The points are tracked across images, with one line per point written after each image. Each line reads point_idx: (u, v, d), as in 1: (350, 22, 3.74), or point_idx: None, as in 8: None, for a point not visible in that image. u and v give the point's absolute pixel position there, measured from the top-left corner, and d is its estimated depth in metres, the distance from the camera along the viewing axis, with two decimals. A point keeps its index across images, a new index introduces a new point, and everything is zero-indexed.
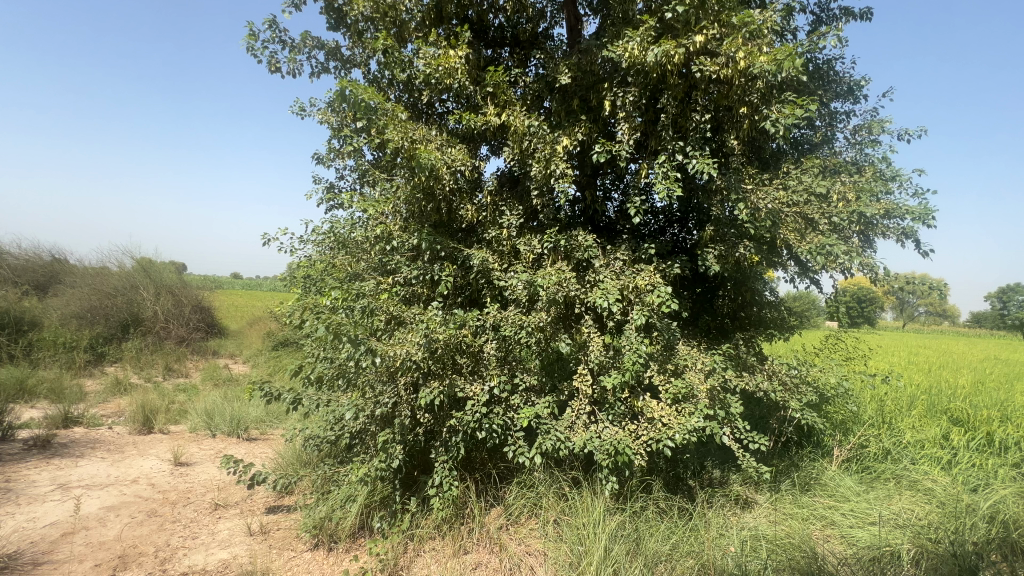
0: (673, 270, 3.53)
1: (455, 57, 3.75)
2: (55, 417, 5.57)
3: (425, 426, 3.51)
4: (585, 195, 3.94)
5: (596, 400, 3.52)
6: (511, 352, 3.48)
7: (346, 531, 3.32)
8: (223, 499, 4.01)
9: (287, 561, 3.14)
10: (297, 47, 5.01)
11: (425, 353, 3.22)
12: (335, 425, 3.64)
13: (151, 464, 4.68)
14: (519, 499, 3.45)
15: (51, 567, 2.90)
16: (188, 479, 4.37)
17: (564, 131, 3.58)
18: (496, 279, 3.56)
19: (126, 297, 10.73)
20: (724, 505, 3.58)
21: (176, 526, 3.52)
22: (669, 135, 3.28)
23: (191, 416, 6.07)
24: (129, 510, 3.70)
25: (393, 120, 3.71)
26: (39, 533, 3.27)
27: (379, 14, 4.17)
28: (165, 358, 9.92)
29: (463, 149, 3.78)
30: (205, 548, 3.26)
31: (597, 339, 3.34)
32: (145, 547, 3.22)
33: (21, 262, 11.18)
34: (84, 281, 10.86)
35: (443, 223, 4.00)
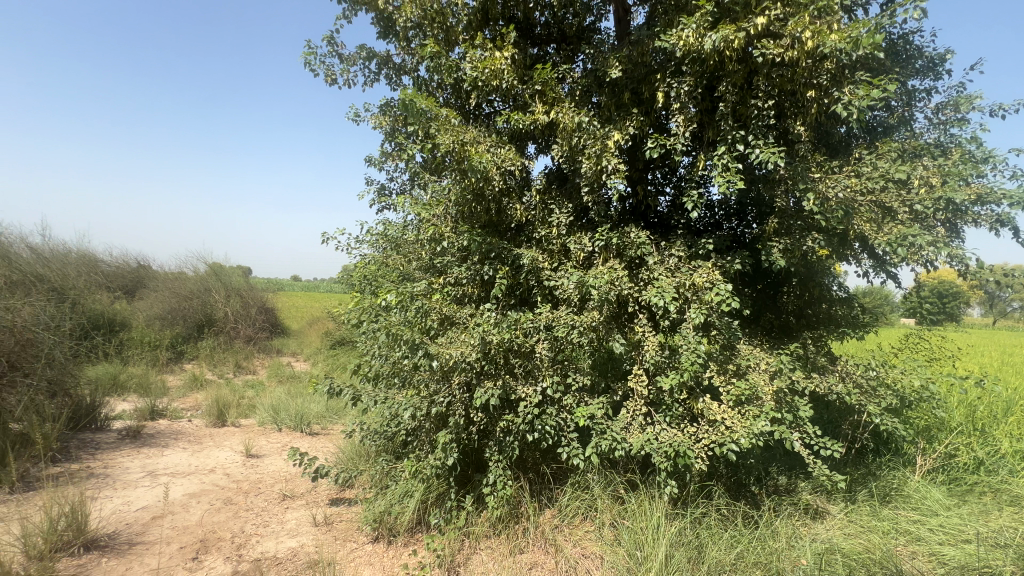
0: (733, 266, 3.37)
1: (502, 59, 3.73)
2: (143, 409, 6.11)
3: (479, 425, 3.54)
4: (637, 190, 3.82)
5: (651, 401, 3.43)
6: (563, 353, 3.44)
7: (404, 525, 3.40)
8: (290, 490, 4.23)
9: (349, 551, 3.27)
10: (351, 58, 5.20)
11: (479, 353, 3.23)
12: (391, 422, 3.73)
13: (225, 455, 5.03)
14: (574, 501, 3.40)
15: (144, 548, 3.18)
16: (259, 470, 4.66)
17: (615, 126, 3.50)
18: (547, 278, 3.54)
19: (201, 298, 11.65)
20: (792, 515, 3.36)
21: (248, 514, 3.75)
22: (727, 126, 3.14)
23: (260, 410, 6.48)
24: (208, 497, 3.99)
25: (445, 124, 3.73)
26: (133, 516, 3.59)
27: (427, 20, 4.25)
28: (235, 356, 10.65)
29: (512, 150, 3.75)
30: (276, 536, 3.45)
31: (653, 338, 3.24)
32: (223, 532, 3.46)
33: (113, 269, 12.32)
34: (165, 284, 11.88)
35: (493, 223, 4.03)
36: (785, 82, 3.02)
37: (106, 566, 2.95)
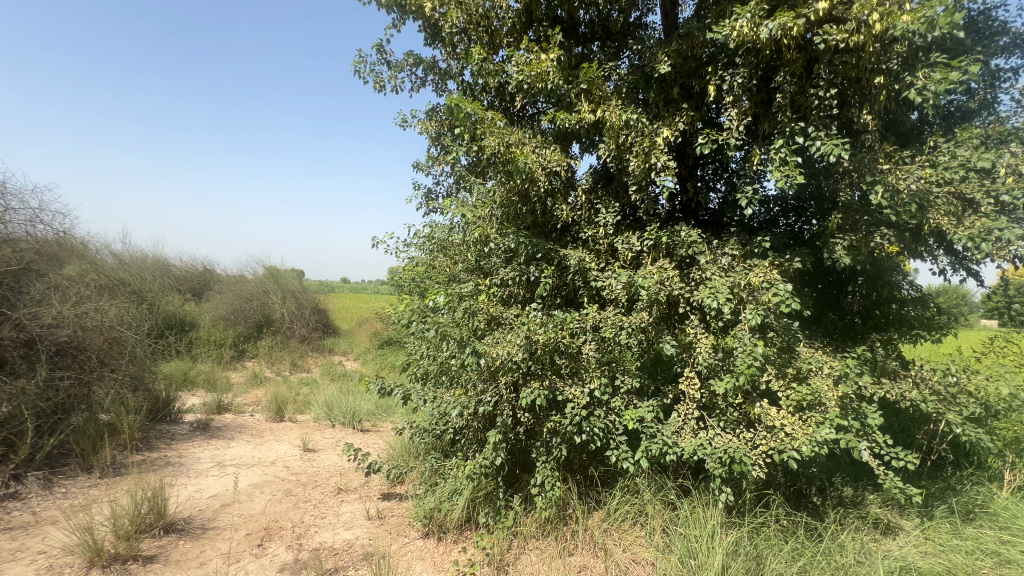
0: (792, 264, 3.21)
1: (547, 61, 3.73)
2: (211, 404, 6.55)
3: (526, 425, 3.55)
4: (687, 187, 3.72)
5: (704, 405, 3.32)
6: (611, 355, 3.40)
7: (454, 522, 3.46)
8: (345, 484, 4.41)
9: (402, 545, 3.37)
10: (399, 65, 5.36)
11: (525, 353, 3.23)
12: (440, 420, 3.81)
13: (285, 449, 5.30)
14: (623, 505, 3.34)
15: (215, 533, 3.40)
16: (316, 464, 4.88)
17: (664, 122, 3.42)
18: (593, 279, 3.50)
19: (260, 300, 12.37)
20: (860, 529, 3.16)
21: (307, 505, 3.94)
22: (785, 117, 2.99)
23: (315, 407, 6.79)
24: (271, 488, 4.22)
25: (490, 127, 3.76)
26: (205, 503, 3.85)
27: (472, 25, 4.31)
28: (291, 355, 11.21)
29: (557, 150, 3.73)
30: (333, 527, 3.60)
31: (705, 339, 3.13)
32: (284, 522, 3.65)
33: (183, 273, 13.28)
34: (228, 287, 12.68)
35: (538, 224, 4.03)
36: (849, 68, 2.85)
37: (182, 548, 3.18)
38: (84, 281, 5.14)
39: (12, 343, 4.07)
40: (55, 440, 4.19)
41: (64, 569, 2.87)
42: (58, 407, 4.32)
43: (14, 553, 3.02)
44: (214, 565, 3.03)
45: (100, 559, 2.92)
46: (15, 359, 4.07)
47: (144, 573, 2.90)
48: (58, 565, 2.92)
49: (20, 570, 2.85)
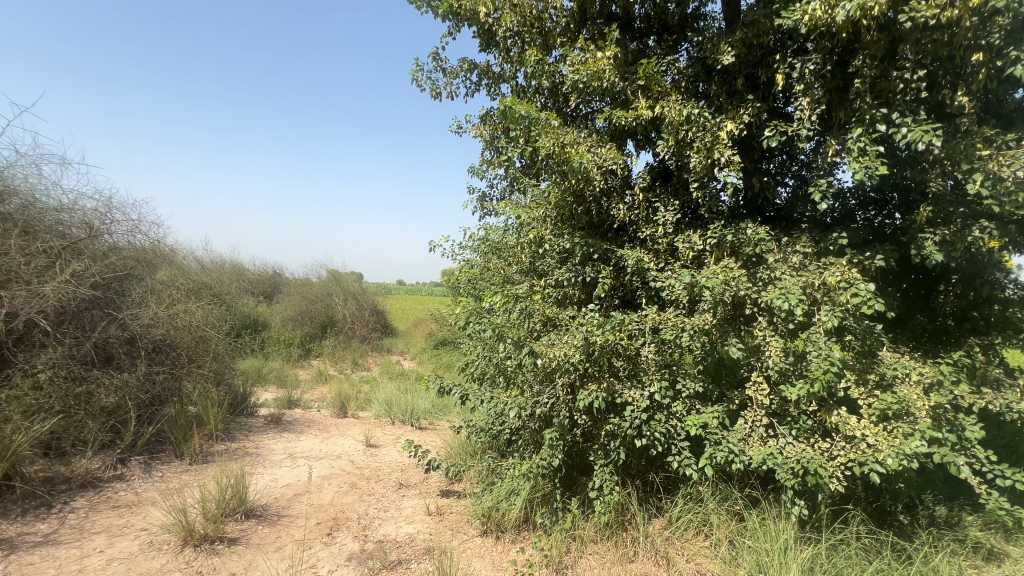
0: (874, 262, 2.97)
1: (603, 59, 3.68)
2: (282, 399, 6.99)
3: (583, 427, 3.51)
4: (752, 183, 3.55)
5: (773, 411, 3.15)
6: (672, 357, 3.29)
7: (511, 522, 3.48)
8: (406, 479, 4.56)
9: (461, 542, 3.44)
10: (454, 72, 5.49)
11: (582, 354, 3.19)
12: (497, 420, 3.86)
13: (349, 444, 5.56)
14: (686, 513, 3.23)
15: (289, 521, 3.63)
16: (378, 459, 5.09)
17: (727, 115, 3.28)
18: (653, 279, 3.41)
19: (324, 302, 13.07)
20: (957, 553, 2.86)
21: (371, 498, 4.11)
22: (864, 104, 2.78)
23: (375, 404, 7.08)
24: (338, 480, 4.45)
25: (545, 128, 3.76)
26: (280, 491, 4.12)
27: (526, 27, 4.34)
28: (353, 354, 11.76)
29: (614, 149, 3.67)
30: (395, 521, 3.74)
31: (775, 342, 2.97)
32: (350, 513, 3.83)
33: (256, 276, 14.29)
34: (296, 289, 13.50)
35: (594, 224, 3.98)
36: (940, 47, 2.60)
37: (261, 533, 3.42)
38: (175, 285, 5.66)
39: (118, 340, 4.55)
40: (153, 428, 4.64)
41: (162, 546, 3.17)
42: (155, 399, 4.78)
43: (121, 529, 3.37)
44: (289, 550, 3.23)
45: (192, 538, 3.20)
46: (120, 354, 4.55)
47: (229, 553, 3.15)
48: (157, 541, 3.23)
49: (126, 544, 3.18)
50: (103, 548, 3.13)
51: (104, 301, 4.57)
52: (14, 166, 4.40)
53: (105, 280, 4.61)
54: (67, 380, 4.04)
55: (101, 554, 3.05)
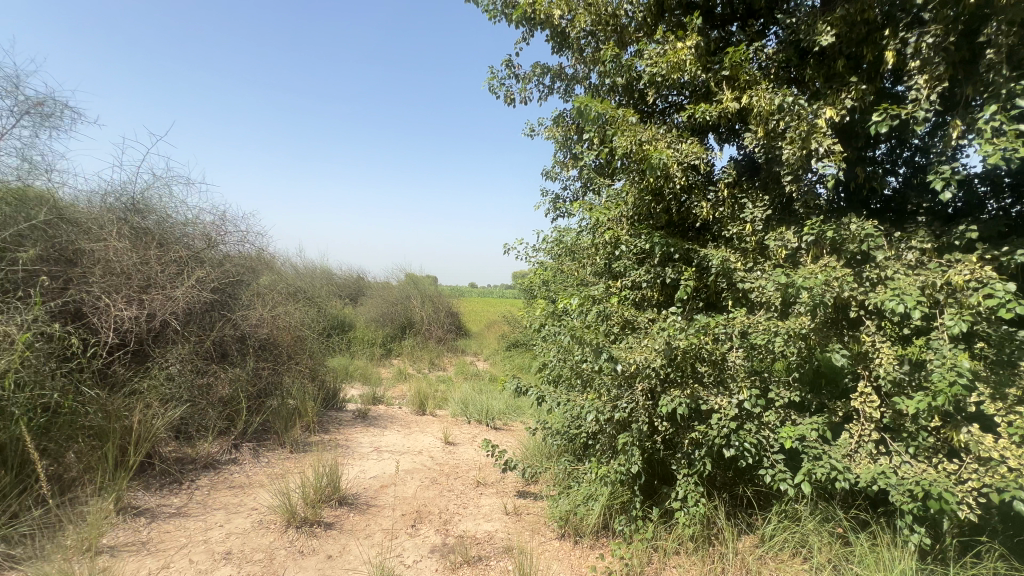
0: (1013, 258, 2.58)
1: (684, 50, 3.53)
2: (367, 395, 7.46)
3: (665, 435, 3.38)
4: (855, 173, 3.23)
5: (885, 426, 2.84)
6: (762, 363, 3.08)
7: (589, 527, 3.43)
8: (483, 477, 4.67)
9: (539, 543, 3.45)
10: (527, 77, 5.56)
11: (664, 359, 3.07)
12: (573, 423, 3.83)
13: (429, 440, 5.80)
14: (780, 532, 3.00)
15: (377, 510, 3.86)
16: (456, 456, 5.26)
17: (826, 101, 3.01)
18: (740, 280, 3.21)
19: (403, 304, 13.77)
20: None
21: (451, 494, 4.26)
22: (999, 77, 2.43)
23: (452, 403, 7.33)
24: (420, 475, 4.65)
25: (622, 125, 3.67)
26: (368, 482, 4.39)
27: (600, 25, 4.27)
28: (430, 354, 12.26)
29: (695, 143, 3.50)
30: (474, 517, 3.84)
31: (887, 349, 2.67)
32: (432, 507, 3.99)
33: (343, 280, 15.38)
34: (378, 292, 14.35)
35: (673, 223, 3.84)
36: None
37: (352, 519, 3.67)
38: (276, 288, 6.26)
39: (231, 338, 5.12)
40: (260, 418, 5.16)
41: (269, 524, 3.51)
42: (261, 391, 5.30)
43: (237, 507, 3.78)
44: (377, 538, 3.43)
45: (295, 520, 3.51)
46: (233, 351, 5.12)
47: (326, 536, 3.41)
48: (265, 520, 3.58)
49: (240, 521, 3.56)
50: (222, 522, 3.52)
51: (221, 303, 5.16)
52: (152, 187, 5.12)
53: (221, 285, 5.21)
54: (193, 373, 4.60)
55: (221, 528, 3.44)
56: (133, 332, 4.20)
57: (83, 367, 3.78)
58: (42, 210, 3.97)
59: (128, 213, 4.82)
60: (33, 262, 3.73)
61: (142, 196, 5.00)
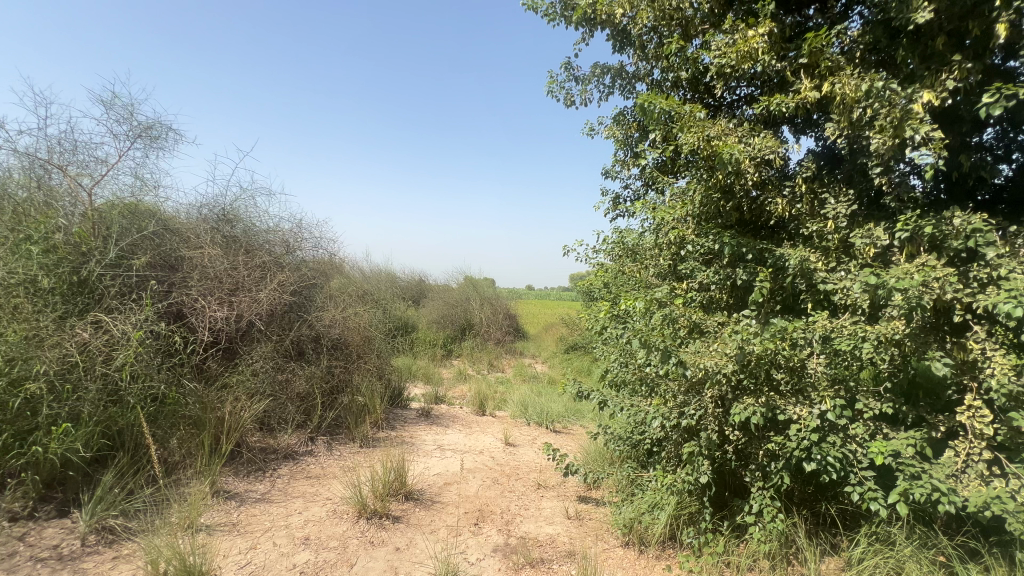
0: None
1: (756, 37, 3.33)
2: (430, 394, 7.70)
3: (736, 445, 3.21)
4: (959, 161, 2.91)
5: (999, 445, 2.52)
6: (847, 371, 2.85)
7: (655, 537, 3.33)
8: (544, 480, 4.67)
9: (601, 550, 3.39)
10: (587, 78, 5.52)
11: (736, 365, 2.92)
12: (637, 429, 3.73)
13: (490, 441, 5.89)
14: (871, 556, 2.74)
15: (441, 507, 3.97)
16: (517, 458, 5.30)
17: (923, 84, 2.74)
18: (822, 281, 2.99)
19: (463, 306, 14.08)
20: None
21: (512, 495, 4.30)
22: None
23: (512, 404, 7.40)
24: (482, 474, 4.73)
25: (688, 121, 3.53)
26: (432, 479, 4.53)
27: (664, 19, 4.13)
28: (489, 356, 12.45)
29: (769, 136, 3.29)
30: (536, 520, 3.84)
31: (1000, 358, 2.38)
32: (494, 507, 4.04)
33: (406, 282, 15.99)
34: (439, 294, 14.78)
35: (743, 222, 3.65)
36: None
37: (418, 514, 3.80)
38: (347, 291, 6.63)
39: (307, 338, 5.49)
40: (333, 413, 5.48)
41: (343, 514, 3.71)
42: (334, 388, 5.63)
43: (313, 496, 4.03)
44: (442, 534, 3.53)
45: (365, 511, 3.69)
46: (309, 349, 5.49)
47: (394, 529, 3.55)
48: (339, 510, 3.79)
49: (317, 510, 3.80)
50: (301, 510, 3.78)
51: (298, 305, 5.55)
52: (240, 199, 5.61)
53: (299, 288, 5.60)
54: (275, 369, 4.98)
55: (300, 515, 3.69)
56: (224, 332, 4.61)
57: (184, 362, 4.20)
58: (150, 222, 4.49)
59: (220, 223, 5.32)
60: (143, 268, 4.19)
61: (231, 207, 5.49)
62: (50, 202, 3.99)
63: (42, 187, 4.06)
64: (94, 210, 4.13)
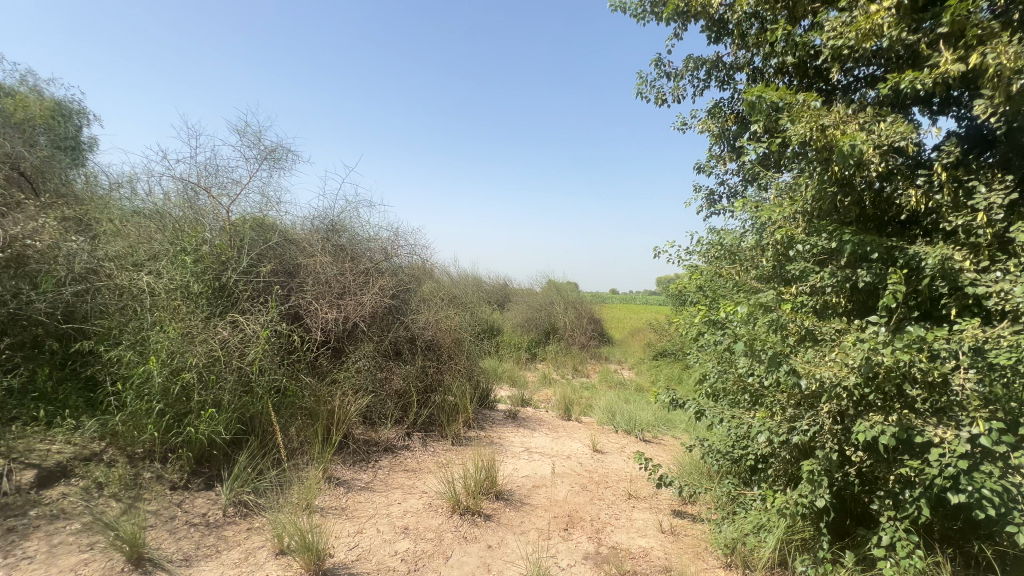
0: None
1: (880, 12, 2.94)
2: (516, 397, 7.82)
3: (860, 467, 2.86)
4: None
5: None
6: (1007, 389, 2.41)
7: (761, 562, 3.07)
8: (635, 490, 4.52)
9: (700, 569, 3.20)
10: (679, 73, 5.29)
11: (859, 377, 2.60)
12: (739, 443, 3.48)
13: (577, 446, 5.84)
14: None
15: (531, 509, 4.00)
16: (605, 465, 5.19)
17: None
18: (970, 283, 2.57)
19: (547, 310, 14.13)
20: None
21: (602, 503, 4.21)
22: None
23: (598, 411, 7.27)
24: (570, 479, 4.70)
25: (801, 110, 3.20)
26: (521, 480, 4.58)
27: (768, 3, 3.82)
28: (573, 360, 12.35)
29: (899, 120, 2.90)
30: (627, 531, 3.73)
31: None
32: (583, 514, 3.99)
33: (492, 286, 16.41)
34: (523, 298, 14.97)
35: (866, 218, 3.26)
36: None
37: (508, 515, 3.86)
38: (439, 295, 6.96)
39: (404, 339, 5.85)
40: (427, 411, 5.78)
41: (438, 508, 3.89)
42: (428, 387, 5.93)
43: (410, 488, 4.28)
44: (532, 536, 3.56)
45: (459, 507, 3.83)
46: (405, 350, 5.85)
47: (485, 527, 3.65)
48: (434, 503, 3.97)
49: (414, 501, 4.02)
50: (400, 500, 4.02)
51: (396, 308, 5.94)
52: (345, 211, 6.14)
53: (397, 292, 5.99)
54: (376, 368, 5.36)
55: (400, 505, 3.93)
56: (334, 332, 5.05)
57: (301, 359, 4.68)
58: (274, 233, 5.09)
59: (330, 233, 5.86)
60: (269, 275, 4.75)
61: (339, 218, 6.03)
62: (199, 218, 4.68)
63: (192, 207, 4.78)
64: (230, 224, 4.77)
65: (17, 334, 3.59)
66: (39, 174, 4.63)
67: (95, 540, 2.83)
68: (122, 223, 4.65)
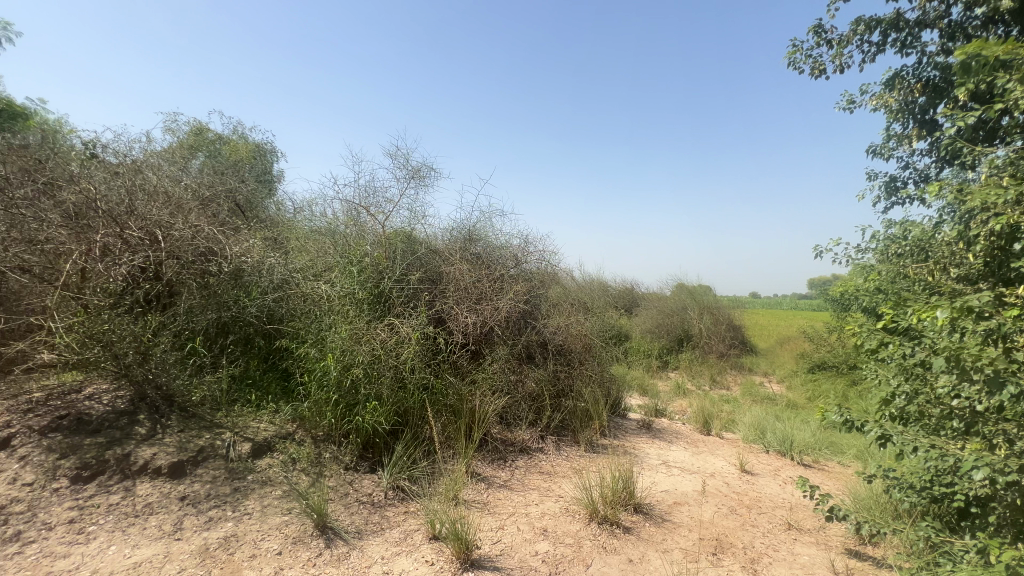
0: None
1: None
2: (650, 407, 7.46)
3: None
4: None
5: None
6: None
7: None
8: (796, 520, 3.99)
9: None
10: (845, 38, 4.60)
11: None
12: (942, 480, 2.85)
13: (722, 464, 5.36)
14: None
15: (673, 527, 3.78)
16: (757, 488, 4.68)
17: None
18: None
19: (680, 315, 13.28)
20: None
21: (756, 530, 3.80)
22: None
23: (744, 427, 6.58)
24: (716, 500, 4.32)
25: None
26: (660, 495, 4.35)
27: None
28: (710, 371, 11.40)
29: None
30: (789, 565, 3.31)
31: None
32: (734, 540, 3.64)
33: (618, 290, 15.98)
34: (653, 303, 14.30)
35: None
36: None
37: (649, 530, 3.70)
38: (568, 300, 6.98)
39: (536, 343, 6.00)
40: (560, 415, 5.82)
41: (575, 514, 3.88)
42: (559, 391, 5.98)
43: (546, 491, 4.34)
44: (677, 556, 3.35)
45: (596, 515, 3.77)
46: (537, 354, 5.99)
47: (625, 539, 3.54)
48: (571, 509, 3.97)
49: (551, 504, 4.07)
50: (537, 502, 4.10)
51: (529, 312, 6.11)
52: (481, 221, 6.51)
53: (529, 297, 6.17)
54: (510, 370, 5.57)
55: (537, 507, 4.01)
56: (473, 335, 5.37)
57: (445, 360, 5.06)
58: (420, 245, 5.62)
59: (467, 242, 6.26)
60: (417, 282, 5.24)
61: (475, 228, 6.41)
62: (361, 234, 5.37)
63: (356, 224, 5.51)
64: (385, 236, 5.38)
65: (237, 332, 4.52)
66: (248, 205, 5.81)
67: (293, 505, 3.39)
68: (304, 240, 5.54)
